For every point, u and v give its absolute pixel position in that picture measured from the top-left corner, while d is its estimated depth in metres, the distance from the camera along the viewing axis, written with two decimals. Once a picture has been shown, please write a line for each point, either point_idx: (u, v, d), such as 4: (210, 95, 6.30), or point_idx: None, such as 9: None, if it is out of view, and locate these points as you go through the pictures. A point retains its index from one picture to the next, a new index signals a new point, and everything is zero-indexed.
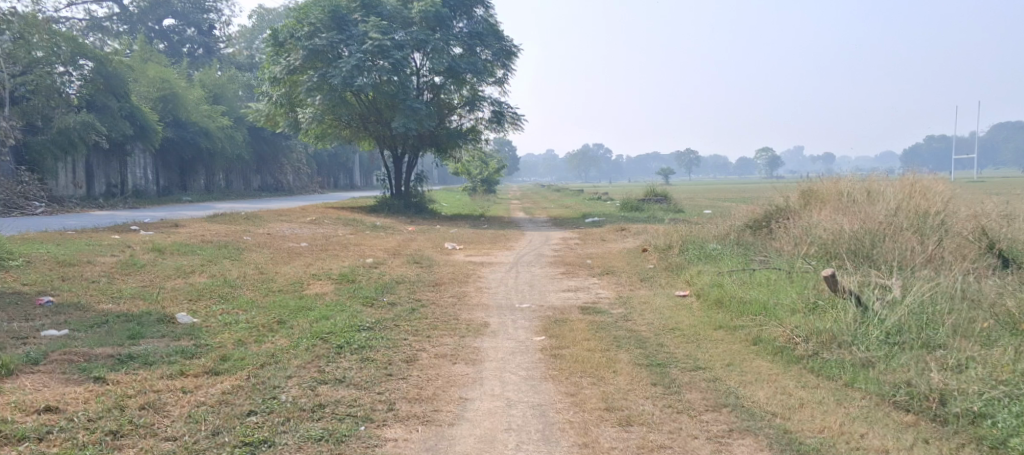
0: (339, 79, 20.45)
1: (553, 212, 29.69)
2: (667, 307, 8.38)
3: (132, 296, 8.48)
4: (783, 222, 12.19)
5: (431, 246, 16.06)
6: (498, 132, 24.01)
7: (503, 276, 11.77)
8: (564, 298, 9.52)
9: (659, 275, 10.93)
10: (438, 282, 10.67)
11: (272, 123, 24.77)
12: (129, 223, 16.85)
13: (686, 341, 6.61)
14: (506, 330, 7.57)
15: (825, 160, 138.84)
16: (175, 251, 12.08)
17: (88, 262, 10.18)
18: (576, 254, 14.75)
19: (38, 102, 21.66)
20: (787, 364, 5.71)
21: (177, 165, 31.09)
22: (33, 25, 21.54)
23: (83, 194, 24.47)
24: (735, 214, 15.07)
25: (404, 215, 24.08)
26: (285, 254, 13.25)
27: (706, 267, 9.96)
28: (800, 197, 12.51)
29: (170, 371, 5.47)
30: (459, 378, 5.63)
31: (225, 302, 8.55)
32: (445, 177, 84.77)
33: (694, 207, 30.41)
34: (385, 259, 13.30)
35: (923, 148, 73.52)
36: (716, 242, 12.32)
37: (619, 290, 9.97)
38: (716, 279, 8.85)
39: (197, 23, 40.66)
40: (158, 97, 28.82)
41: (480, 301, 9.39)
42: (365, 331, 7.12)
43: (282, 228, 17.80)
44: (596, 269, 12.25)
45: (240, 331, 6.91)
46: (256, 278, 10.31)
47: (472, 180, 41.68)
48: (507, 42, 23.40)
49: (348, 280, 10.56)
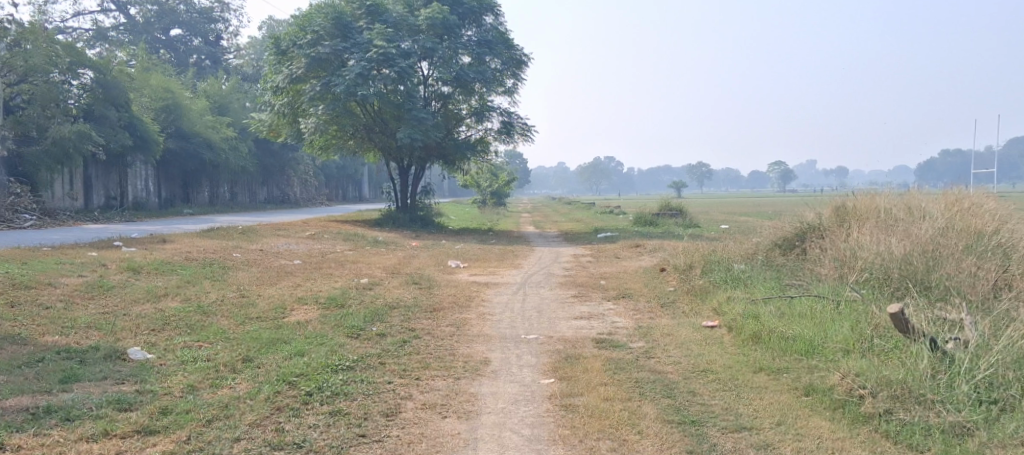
0: (342, 88, 19.51)
1: (564, 226, 28.61)
2: (695, 341, 7.31)
3: (86, 325, 7.48)
4: (817, 240, 11.12)
5: (434, 263, 15.02)
6: (507, 143, 23.02)
7: (509, 299, 10.74)
8: (576, 327, 8.45)
9: (681, 301, 9.87)
10: (436, 307, 9.63)
11: (275, 133, 23.87)
12: (114, 239, 15.91)
13: (724, 388, 5.55)
14: (509, 369, 6.52)
15: (839, 173, 137.39)
16: (152, 271, 11.10)
17: (50, 283, 9.20)
18: (588, 273, 13.68)
19: (34, 112, 20.73)
20: (852, 425, 4.68)
21: (180, 177, 30.32)
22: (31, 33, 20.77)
23: (80, 206, 23.67)
24: (760, 232, 13.98)
25: (409, 228, 23.09)
26: (274, 273, 12.25)
27: (736, 292, 8.91)
28: (834, 213, 11.42)
29: (91, 431, 4.56)
30: (447, 441, 4.63)
31: (191, 333, 7.53)
32: (454, 190, 83.99)
33: (710, 221, 29.35)
34: (381, 279, 12.28)
35: (939, 162, 72.33)
36: (742, 263, 11.25)
37: (637, 319, 8.88)
38: (749, 309, 7.78)
39: (203, 33, 39.92)
40: (161, 107, 27.93)
41: (482, 331, 8.35)
42: (343, 372, 6.08)
43: (278, 243, 16.89)
44: (611, 292, 11.19)
45: (195, 372, 5.91)
46: (233, 303, 9.30)
47: (481, 194, 40.73)
48: (516, 50, 22.45)
49: (336, 305, 9.53)
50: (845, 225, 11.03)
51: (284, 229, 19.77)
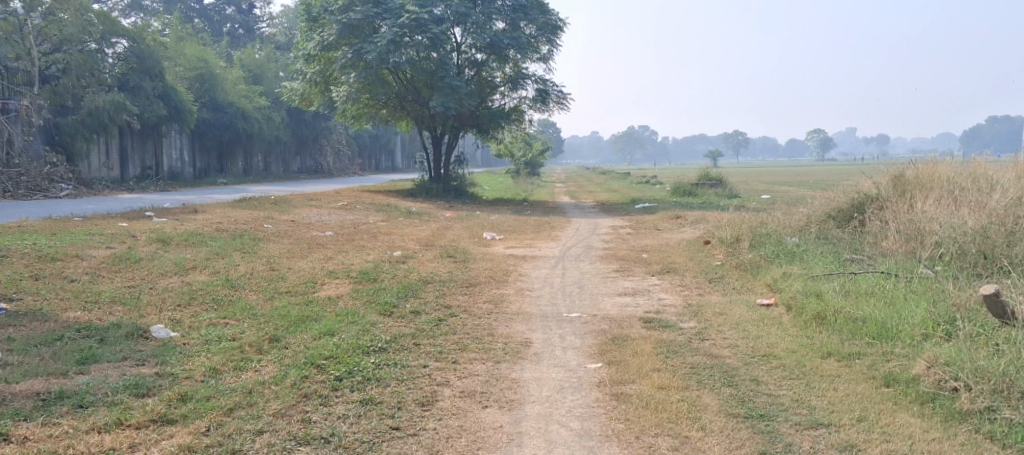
0: (374, 55, 19.02)
1: (601, 196, 28.03)
2: (751, 321, 6.79)
3: (110, 300, 7.13)
4: (876, 212, 10.46)
5: (469, 235, 14.61)
6: (543, 112, 22.41)
7: (548, 274, 10.29)
8: (620, 306, 7.99)
9: (731, 276, 9.33)
10: (472, 283, 9.20)
11: (307, 102, 23.55)
12: (146, 208, 15.70)
13: (791, 377, 5.04)
14: (552, 352, 6.08)
15: (880, 141, 134.48)
16: (182, 242, 10.80)
17: (77, 255, 8.90)
18: (629, 246, 13.15)
19: (69, 81, 20.66)
20: (946, 425, 4.20)
21: (215, 147, 30.23)
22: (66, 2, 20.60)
23: (116, 177, 23.62)
24: (810, 203, 13.32)
25: (443, 199, 22.68)
26: (305, 246, 11.90)
27: (792, 268, 8.35)
28: (893, 183, 10.76)
29: (104, 420, 4.24)
30: (490, 436, 4.23)
31: (217, 310, 7.19)
32: (486, 160, 83.48)
33: (750, 191, 28.55)
34: (415, 252, 11.89)
35: (987, 128, 70.08)
36: (794, 236, 10.65)
37: (685, 296, 8.38)
38: (809, 287, 7.22)
39: (235, 2, 39.89)
40: (195, 76, 27.77)
41: (521, 309, 7.91)
42: (375, 354, 5.68)
43: (310, 214, 16.58)
44: (654, 266, 10.68)
45: (219, 352, 5.56)
46: (263, 277, 8.95)
47: (515, 163, 40.20)
48: (552, 15, 21.77)
49: (369, 280, 9.14)
50: (907, 195, 10.34)
51: (317, 199, 19.47)
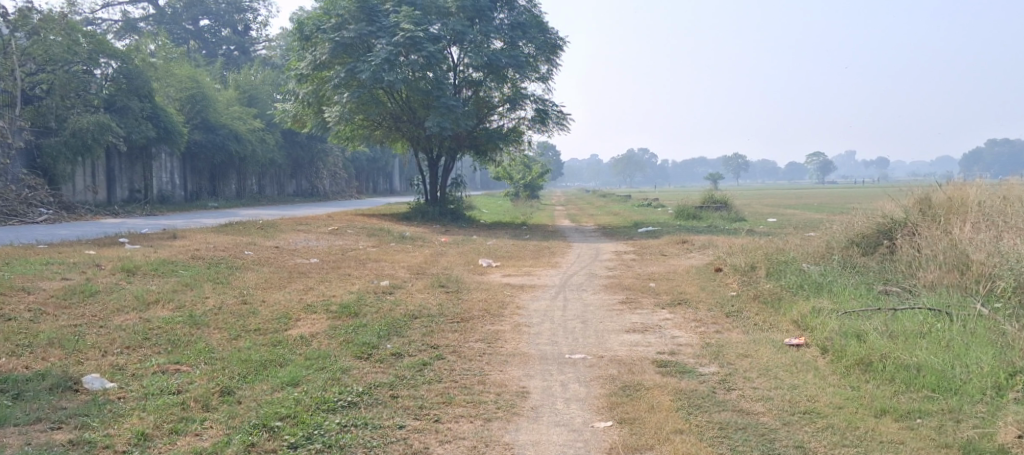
0: (367, 74, 18.21)
1: (602, 219, 27.19)
2: (781, 366, 5.91)
3: (47, 341, 6.22)
4: (907, 238, 9.56)
5: (464, 262, 13.73)
6: (542, 133, 21.61)
7: (548, 306, 9.40)
8: (629, 345, 7.11)
9: (749, 310, 8.43)
10: (464, 317, 8.30)
11: (300, 124, 22.78)
12: (121, 234, 14.81)
13: (845, 444, 4.25)
14: (552, 405, 5.19)
15: (879, 164, 134.46)
16: (149, 272, 9.91)
17: (23, 288, 8.00)
18: (634, 274, 12.25)
19: (53, 102, 19.86)
20: None
21: (207, 170, 29.42)
22: (52, 21, 19.92)
23: (101, 200, 22.77)
24: (826, 227, 12.46)
25: (439, 222, 21.85)
26: (286, 275, 11.01)
27: (821, 302, 7.46)
28: (922, 207, 9.91)
29: None
30: None
31: (170, 353, 6.28)
32: (484, 181, 82.74)
33: (754, 214, 27.78)
34: (404, 281, 10.99)
35: (986, 151, 70.74)
36: (816, 265, 9.77)
37: (700, 332, 7.49)
38: (848, 326, 6.32)
39: (232, 23, 39.07)
40: (187, 97, 27.03)
41: (517, 349, 7.00)
42: (343, 411, 4.82)
43: (298, 239, 15.72)
44: (664, 297, 9.79)
45: (155, 410, 4.71)
46: (231, 312, 8.04)
47: (514, 186, 39.36)
48: (551, 35, 21.06)
49: (349, 315, 8.24)
50: (940, 219, 9.45)
51: (306, 224, 18.61)
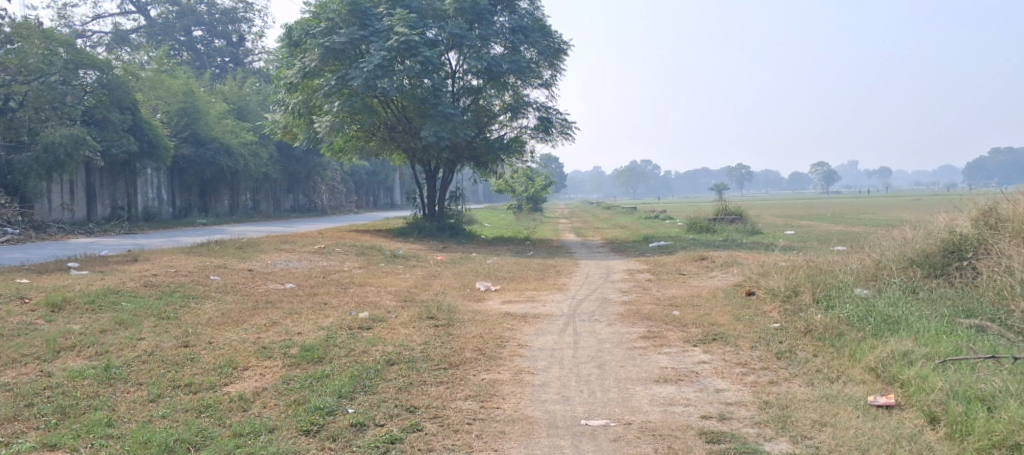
0: (359, 81, 16.73)
1: (608, 233, 25.65)
2: (880, 446, 4.36)
3: None
4: (984, 262, 7.94)
5: (459, 285, 12.13)
6: (545, 142, 20.03)
7: (555, 342, 7.78)
8: (665, 404, 5.51)
9: (805, 351, 6.81)
10: (452, 363, 6.70)
11: (287, 135, 21.16)
12: (80, 257, 13.21)
13: None
14: None
15: (881, 174, 133.53)
16: (83, 306, 8.30)
17: None
18: (653, 298, 10.64)
19: (26, 115, 18.32)
20: None
21: (196, 185, 27.89)
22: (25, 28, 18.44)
23: (80, 218, 21.31)
24: (866, 241, 10.81)
25: (436, 238, 20.29)
26: (251, 305, 9.38)
27: (904, 345, 5.86)
28: (993, 223, 8.31)
29: None
30: None
31: (52, 429, 4.78)
32: (485, 195, 81.48)
33: (770, 226, 26.11)
34: (388, 312, 9.36)
35: (989, 161, 70.35)
36: (874, 291, 8.10)
37: (750, 384, 5.89)
38: (960, 386, 4.78)
39: (225, 34, 37.57)
40: (178, 110, 25.46)
41: (518, 412, 5.37)
42: None
43: (277, 260, 14.13)
44: (694, 330, 8.18)
45: None
46: (162, 360, 6.43)
47: (516, 199, 37.73)
48: (555, 39, 19.50)
49: (311, 363, 6.64)
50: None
51: (291, 242, 17.06)
